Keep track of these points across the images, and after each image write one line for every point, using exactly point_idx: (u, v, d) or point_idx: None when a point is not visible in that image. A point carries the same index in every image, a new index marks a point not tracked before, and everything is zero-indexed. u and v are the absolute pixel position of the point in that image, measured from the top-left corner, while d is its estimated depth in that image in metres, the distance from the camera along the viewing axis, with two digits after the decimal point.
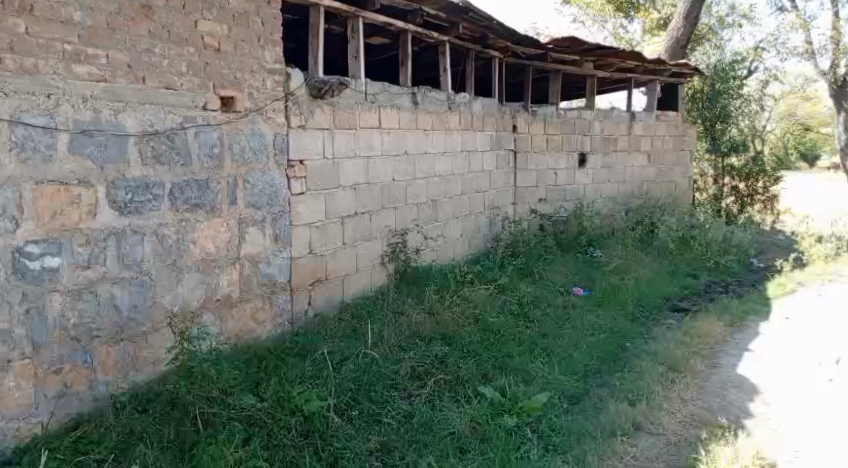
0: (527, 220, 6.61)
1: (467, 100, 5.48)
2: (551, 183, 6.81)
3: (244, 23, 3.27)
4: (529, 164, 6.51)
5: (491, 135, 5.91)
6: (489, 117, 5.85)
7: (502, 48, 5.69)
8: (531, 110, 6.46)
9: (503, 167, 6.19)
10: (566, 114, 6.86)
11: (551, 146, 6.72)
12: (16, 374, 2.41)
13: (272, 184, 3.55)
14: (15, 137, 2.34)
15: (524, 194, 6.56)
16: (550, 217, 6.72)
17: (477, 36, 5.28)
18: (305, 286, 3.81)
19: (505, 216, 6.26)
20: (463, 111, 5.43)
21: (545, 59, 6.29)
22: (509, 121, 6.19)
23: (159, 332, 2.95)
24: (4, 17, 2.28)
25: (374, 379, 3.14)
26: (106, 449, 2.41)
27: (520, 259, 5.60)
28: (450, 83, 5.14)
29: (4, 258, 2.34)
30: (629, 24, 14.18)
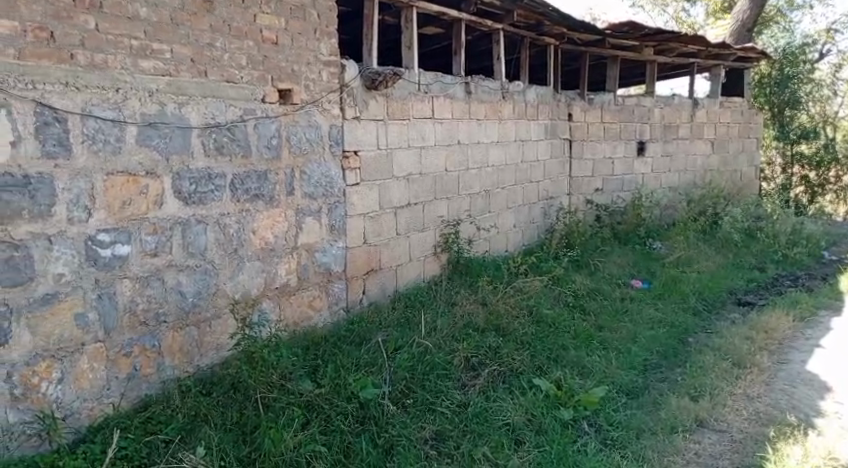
0: (583, 211, 6.48)
1: (521, 89, 5.41)
2: (608, 173, 6.65)
3: (301, 16, 3.32)
4: (585, 154, 6.38)
5: (545, 125, 5.81)
6: (543, 106, 5.75)
7: (558, 34, 5.58)
8: (587, 98, 6.33)
9: (558, 156, 6.09)
10: (624, 101, 6.70)
11: (607, 135, 6.56)
12: (90, 356, 2.53)
13: (328, 175, 3.60)
14: (87, 130, 2.45)
15: (580, 184, 6.43)
16: (606, 208, 6.58)
17: (532, 24, 5.19)
18: (360, 275, 3.87)
19: (560, 208, 6.16)
20: (516, 101, 5.37)
21: (602, 45, 6.14)
22: (563, 110, 6.08)
23: (222, 318, 3.06)
24: (75, 15, 2.37)
25: (428, 368, 3.15)
26: (173, 430, 2.50)
27: (575, 251, 5.50)
28: (504, 72, 5.08)
29: (78, 245, 2.45)
30: (691, 7, 13.78)
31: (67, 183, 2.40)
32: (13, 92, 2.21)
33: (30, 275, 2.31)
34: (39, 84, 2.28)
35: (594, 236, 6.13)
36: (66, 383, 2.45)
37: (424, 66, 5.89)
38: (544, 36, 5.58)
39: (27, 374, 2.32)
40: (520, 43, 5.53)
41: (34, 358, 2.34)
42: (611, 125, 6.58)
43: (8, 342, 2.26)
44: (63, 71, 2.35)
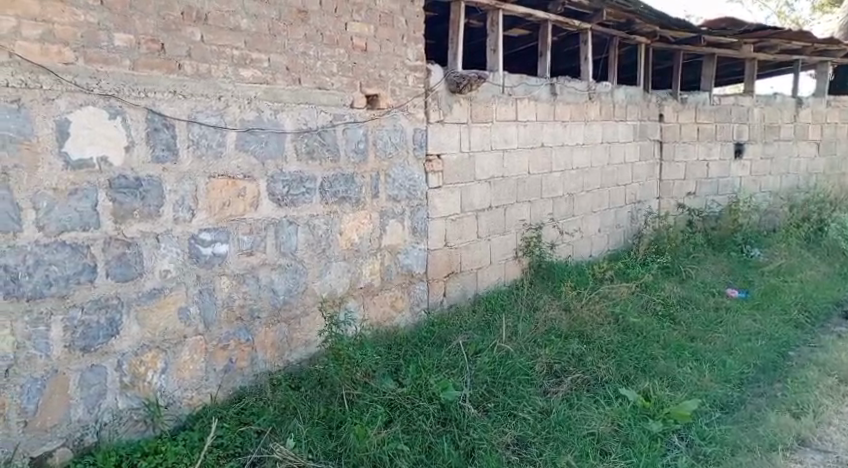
0: (674, 215, 6.23)
1: (609, 89, 5.28)
2: (702, 176, 6.42)
3: (389, 23, 3.39)
4: (677, 156, 6.15)
5: (634, 125, 5.63)
6: (631, 106, 5.57)
7: (650, 32, 5.44)
8: (680, 98, 6.09)
9: (648, 159, 5.89)
10: (721, 101, 6.42)
11: (702, 136, 6.32)
12: (192, 348, 2.69)
13: (411, 178, 3.65)
14: (192, 136, 2.61)
15: (671, 187, 6.19)
16: (700, 213, 6.31)
17: (622, 22, 5.09)
18: (441, 277, 3.90)
19: (649, 212, 5.97)
20: (603, 101, 5.23)
21: (697, 42, 5.91)
22: (654, 110, 5.86)
23: (310, 315, 3.17)
24: (183, 27, 2.52)
25: (509, 373, 3.14)
26: (265, 422, 2.63)
27: (666, 257, 5.30)
28: (591, 73, 4.97)
29: (183, 244, 2.62)
30: (796, 2, 13.43)
31: (174, 185, 2.57)
32: (128, 100, 2.39)
33: (140, 271, 2.49)
34: (150, 92, 2.45)
35: (686, 242, 5.88)
36: (169, 373, 2.62)
37: (508, 68, 5.86)
38: (635, 35, 5.44)
39: (135, 363, 2.51)
40: (608, 42, 5.38)
41: (142, 348, 2.53)
42: (706, 125, 6.34)
43: (119, 332, 2.44)
44: (171, 80, 2.51)
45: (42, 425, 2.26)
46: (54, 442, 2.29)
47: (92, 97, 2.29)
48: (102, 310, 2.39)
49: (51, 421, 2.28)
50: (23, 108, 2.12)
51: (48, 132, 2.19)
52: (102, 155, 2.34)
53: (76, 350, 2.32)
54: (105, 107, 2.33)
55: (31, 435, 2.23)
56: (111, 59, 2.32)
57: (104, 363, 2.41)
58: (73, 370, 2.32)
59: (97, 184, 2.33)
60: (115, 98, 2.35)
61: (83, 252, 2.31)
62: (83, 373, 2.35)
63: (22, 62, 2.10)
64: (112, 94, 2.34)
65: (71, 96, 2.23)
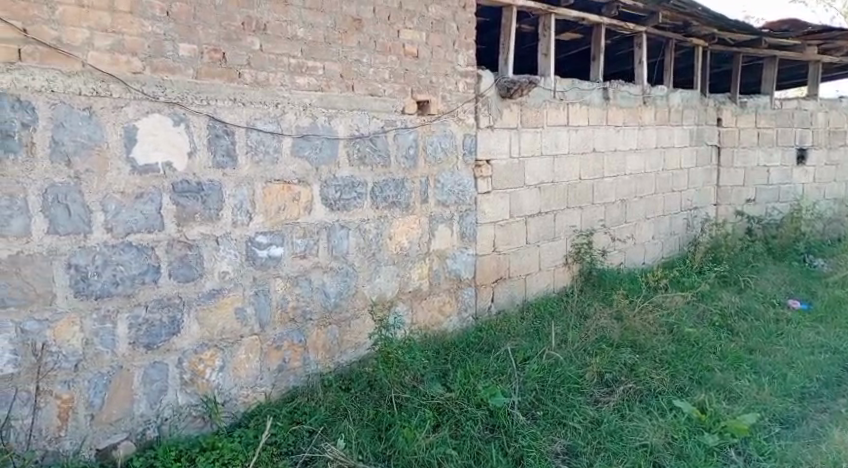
0: (732, 222, 6.06)
1: (665, 93, 5.18)
2: (762, 182, 6.22)
3: (441, 29, 3.42)
4: (736, 161, 5.97)
5: (691, 130, 5.51)
6: (688, 110, 5.45)
7: (707, 34, 5.33)
8: (739, 101, 5.93)
9: (704, 164, 5.74)
10: (782, 104, 6.21)
11: (763, 141, 6.14)
12: (247, 348, 2.77)
13: (460, 183, 3.67)
14: (250, 142, 2.70)
15: (729, 194, 6.02)
16: (759, 220, 6.16)
17: (679, 25, 5.01)
18: (490, 282, 3.91)
19: (705, 219, 5.82)
20: (658, 105, 5.13)
21: (757, 45, 5.74)
22: (712, 115, 5.72)
23: (360, 318, 3.22)
24: (243, 37, 2.61)
25: (558, 381, 3.12)
26: (316, 421, 2.69)
27: (723, 265, 5.15)
28: (646, 76, 4.89)
29: (240, 246, 2.70)
30: None
31: (233, 190, 2.66)
32: (191, 108, 2.49)
33: (200, 272, 2.59)
34: (211, 100, 2.55)
35: (745, 251, 5.70)
36: (226, 371, 2.71)
37: (559, 72, 5.81)
38: (692, 37, 5.35)
39: (195, 361, 2.61)
40: (664, 46, 5.30)
41: (201, 347, 2.62)
42: (766, 130, 6.14)
43: (180, 331, 2.55)
44: (231, 88, 2.60)
45: (107, 418, 2.37)
46: (118, 436, 2.40)
47: (158, 105, 2.40)
48: (164, 309, 2.49)
49: (116, 415, 2.39)
50: (94, 115, 2.24)
51: (117, 139, 2.30)
52: (166, 161, 2.45)
53: (140, 347, 2.43)
54: (169, 115, 2.43)
55: (97, 428, 2.34)
56: (176, 68, 2.43)
57: (165, 360, 2.52)
58: (136, 367, 2.43)
59: (161, 188, 2.44)
60: (178, 106, 2.46)
61: (148, 253, 2.42)
62: (145, 369, 2.45)
63: (93, 71, 2.22)
64: (176, 102, 2.45)
65: (138, 104, 2.34)
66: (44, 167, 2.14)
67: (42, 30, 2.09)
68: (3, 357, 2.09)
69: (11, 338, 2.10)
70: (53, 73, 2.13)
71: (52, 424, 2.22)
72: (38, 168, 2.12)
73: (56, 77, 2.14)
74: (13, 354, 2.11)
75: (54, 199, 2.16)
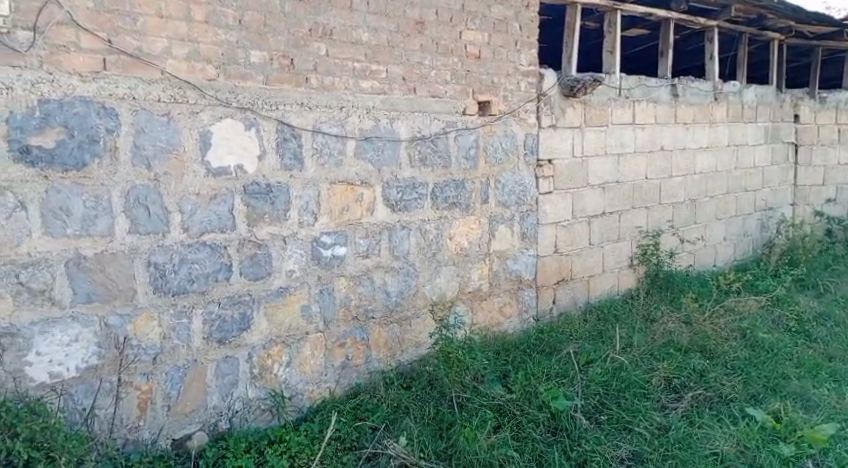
0: (810, 223, 5.78)
1: (737, 90, 4.98)
2: (843, 181, 6.04)
3: (503, 29, 3.41)
4: (815, 159, 5.72)
5: (765, 127, 5.29)
6: (762, 107, 5.23)
7: (783, 27, 5.10)
8: (818, 96, 5.69)
9: (779, 163, 5.49)
10: None
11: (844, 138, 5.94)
12: (312, 345, 2.86)
13: (521, 184, 3.65)
14: (316, 144, 2.78)
15: (809, 193, 5.77)
16: (840, 221, 5.89)
17: (753, 18, 4.81)
18: (551, 284, 3.86)
19: (782, 220, 5.56)
20: (730, 102, 4.94)
21: (838, 37, 5.45)
22: (788, 111, 5.48)
23: (421, 317, 3.26)
24: (311, 43, 2.69)
25: (623, 385, 3.06)
26: (379, 418, 2.74)
27: (801, 269, 4.91)
28: (716, 71, 4.74)
29: (306, 246, 2.79)
30: None
31: (300, 191, 2.75)
32: (261, 113, 2.59)
33: (269, 270, 2.69)
34: (280, 105, 2.64)
35: (824, 253, 5.42)
36: (293, 367, 2.80)
37: (625, 69, 5.67)
38: (768, 30, 5.11)
39: (264, 356, 2.71)
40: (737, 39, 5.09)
41: (269, 343, 2.72)
42: None
43: (250, 327, 2.65)
44: (299, 93, 2.69)
45: (183, 409, 2.50)
46: (193, 426, 2.53)
47: (230, 110, 2.50)
48: (236, 306, 2.60)
49: (191, 406, 2.52)
50: (172, 121, 2.36)
51: (193, 143, 2.42)
52: (238, 164, 2.56)
53: (213, 341, 2.55)
54: (241, 119, 2.54)
55: (174, 418, 2.48)
56: (248, 75, 2.53)
57: (236, 355, 2.63)
58: (210, 361, 2.55)
59: (233, 190, 2.55)
60: (249, 111, 2.56)
61: (221, 252, 2.53)
62: (218, 363, 2.57)
63: (171, 79, 2.34)
64: (247, 107, 2.55)
65: (212, 109, 2.46)
66: (127, 170, 2.27)
67: (124, 40, 2.20)
68: (89, 349, 2.22)
69: (96, 331, 2.24)
70: (135, 81, 2.25)
71: (133, 414, 2.36)
72: (121, 171, 2.26)
73: (137, 85, 2.26)
74: (98, 346, 2.24)
75: (136, 201, 2.29)
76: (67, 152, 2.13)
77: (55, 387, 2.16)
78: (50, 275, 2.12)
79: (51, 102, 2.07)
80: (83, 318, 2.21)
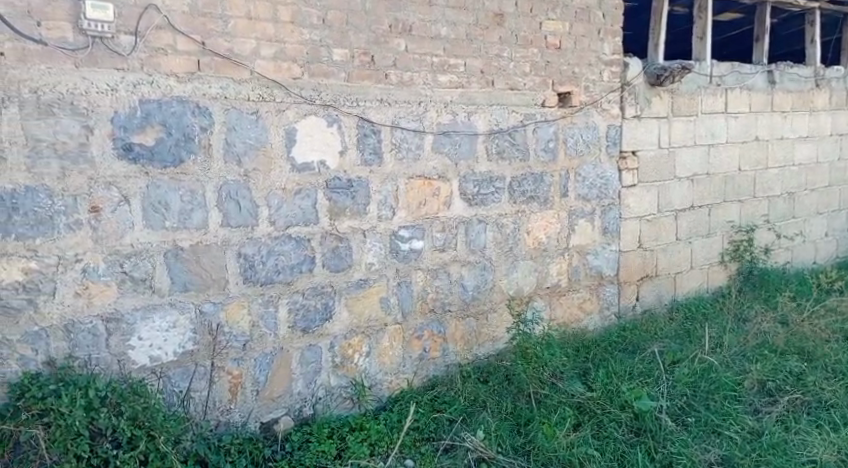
0: None
1: (842, 74, 4.63)
2: None
3: (585, 18, 3.33)
4: None
5: None
6: None
7: None
8: None
9: None
10: None
11: None
12: (390, 336, 2.92)
13: (603, 177, 3.55)
14: (395, 140, 2.82)
15: None
16: None
17: None
18: (635, 280, 3.75)
19: None
20: (833, 88, 4.60)
21: None
22: None
23: (497, 311, 3.25)
24: (391, 39, 2.73)
25: (712, 387, 2.93)
26: (456, 411, 2.76)
27: None
28: (819, 56, 4.43)
29: (385, 240, 2.84)
30: None
31: (379, 186, 2.80)
32: (342, 109, 2.66)
33: (349, 262, 2.76)
34: (361, 101, 2.70)
35: None
36: (373, 357, 2.87)
37: (715, 55, 5.38)
38: None
39: (345, 346, 2.79)
40: (841, 21, 4.73)
41: (350, 333, 2.80)
42: None
43: (332, 317, 2.74)
44: (379, 89, 2.74)
45: (271, 394, 2.62)
46: (279, 411, 2.65)
47: (314, 107, 2.59)
48: (318, 297, 2.69)
49: (278, 392, 2.63)
50: (260, 119, 2.47)
51: (280, 140, 2.52)
52: (321, 160, 2.64)
53: (298, 330, 2.65)
54: (323, 116, 2.61)
55: (262, 403, 2.60)
56: (330, 72, 2.60)
57: (319, 344, 2.72)
58: (294, 348, 2.65)
59: (316, 184, 2.63)
60: (332, 108, 2.63)
61: (304, 244, 2.63)
62: (303, 351, 2.68)
63: (260, 78, 2.44)
64: (330, 104, 2.62)
65: (297, 107, 2.55)
66: (219, 166, 2.40)
67: (217, 42, 2.32)
68: (185, 334, 2.37)
69: (192, 318, 2.38)
70: (226, 81, 2.37)
71: (225, 397, 2.50)
72: (214, 167, 2.39)
73: (229, 85, 2.38)
74: (193, 332, 2.39)
75: (227, 195, 2.41)
76: (166, 149, 2.27)
77: (155, 370, 2.31)
78: (150, 265, 2.27)
79: (151, 102, 2.21)
80: (179, 305, 2.35)
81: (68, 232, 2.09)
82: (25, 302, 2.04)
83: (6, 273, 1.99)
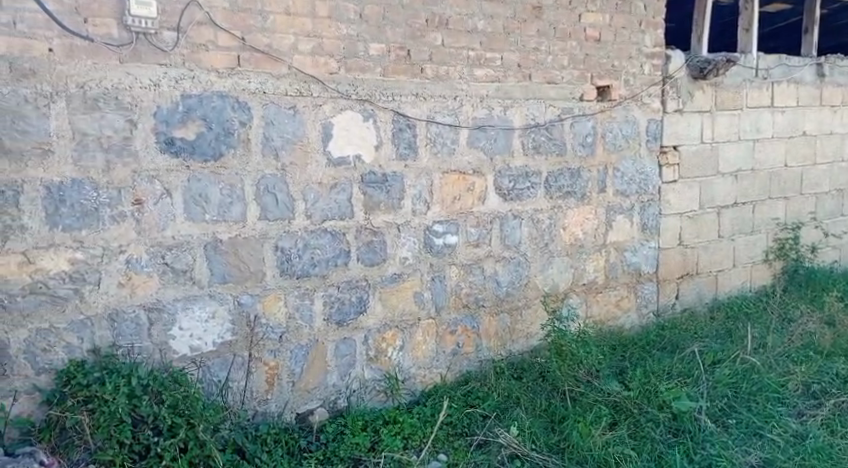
0: None
1: None
2: None
3: (626, 10, 3.27)
4: None
5: None
6: None
7: None
8: None
9: None
10: None
11: None
12: (424, 330, 2.92)
13: (642, 172, 3.48)
14: (430, 134, 2.82)
15: None
16: None
17: None
18: (674, 278, 3.68)
19: None
20: None
21: None
22: None
23: (532, 308, 3.22)
24: (428, 33, 2.72)
25: (753, 388, 2.86)
26: (489, 407, 2.75)
27: None
28: None
29: (419, 234, 2.85)
30: None
31: (414, 180, 2.80)
32: (378, 104, 2.67)
33: (384, 257, 2.77)
34: (397, 96, 2.70)
35: None
36: (406, 351, 2.88)
37: (761, 49, 5.22)
38: None
39: (379, 339, 2.81)
40: None
41: (384, 327, 2.81)
42: None
43: (366, 310, 2.76)
44: (415, 84, 2.74)
45: (306, 386, 2.65)
46: (314, 402, 2.68)
47: (350, 102, 2.60)
48: (353, 290, 2.71)
49: (313, 383, 2.67)
50: (298, 113, 2.49)
51: (316, 134, 2.54)
52: (357, 154, 2.65)
53: (332, 323, 2.68)
54: (359, 111, 2.63)
55: (298, 394, 2.64)
56: (367, 67, 2.61)
57: (353, 337, 2.74)
58: (329, 341, 2.68)
59: (352, 178, 2.65)
60: (368, 103, 2.64)
61: (340, 238, 2.65)
62: (337, 344, 2.70)
63: (298, 73, 2.47)
64: (366, 99, 2.63)
65: (334, 102, 2.56)
66: (257, 160, 2.43)
67: (256, 37, 2.35)
68: (224, 325, 2.42)
69: (230, 309, 2.43)
70: (265, 76, 2.40)
71: (261, 388, 2.54)
72: (253, 161, 2.42)
73: (267, 80, 2.41)
74: (231, 323, 2.43)
75: (265, 189, 2.45)
76: (206, 143, 2.31)
77: (194, 360, 2.36)
78: (191, 257, 2.32)
79: (192, 97, 2.26)
80: (218, 296, 2.40)
81: (113, 223, 2.14)
82: (72, 291, 2.09)
83: (53, 263, 2.05)
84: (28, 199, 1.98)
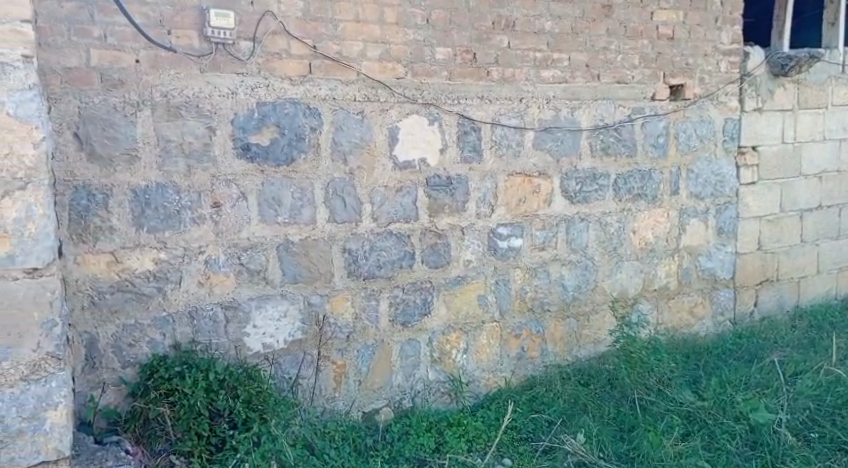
0: None
1: None
2: None
3: (701, 6, 3.16)
4: None
5: None
6: None
7: None
8: None
9: None
10: None
11: None
12: (488, 334, 2.92)
13: (718, 173, 3.34)
14: (495, 137, 2.81)
15: None
16: None
17: None
18: (753, 284, 3.52)
19: None
20: None
21: None
22: None
23: (599, 313, 3.15)
24: (494, 36, 2.72)
25: (840, 402, 2.68)
26: (555, 413, 2.72)
27: None
28: None
29: (484, 237, 2.84)
30: None
31: (479, 183, 2.81)
32: (444, 107, 2.69)
33: (448, 259, 2.79)
34: (463, 99, 2.72)
35: None
36: (470, 354, 2.88)
37: None
38: None
39: (443, 341, 2.82)
40: None
41: (448, 329, 2.83)
42: None
43: (430, 312, 2.78)
44: (481, 87, 2.74)
45: (372, 385, 2.70)
46: (380, 402, 2.73)
47: (416, 106, 2.63)
48: (417, 292, 2.74)
49: (379, 383, 2.72)
50: (365, 118, 2.55)
51: (383, 138, 2.59)
52: (422, 158, 2.68)
53: (398, 324, 2.72)
54: (425, 114, 2.66)
55: (364, 392, 2.69)
56: (433, 71, 2.64)
57: (418, 338, 2.78)
58: (395, 342, 2.73)
59: (417, 182, 2.68)
60: (433, 106, 2.67)
61: (405, 240, 2.69)
62: (402, 345, 2.74)
63: (366, 79, 2.52)
64: (432, 103, 2.66)
65: (400, 107, 2.61)
66: (327, 165, 2.51)
67: (327, 45, 2.42)
68: (295, 324, 2.50)
69: (300, 309, 2.51)
70: (335, 82, 2.46)
71: (329, 386, 2.61)
72: (322, 166, 2.50)
73: (337, 86, 2.47)
74: (302, 322, 2.52)
75: (334, 192, 2.52)
76: (279, 149, 2.41)
77: (267, 356, 2.46)
78: (264, 257, 2.41)
79: (267, 104, 2.35)
80: (290, 296, 2.49)
81: (193, 225, 2.26)
82: (155, 289, 2.22)
83: (139, 262, 2.18)
84: (117, 202, 2.12)
